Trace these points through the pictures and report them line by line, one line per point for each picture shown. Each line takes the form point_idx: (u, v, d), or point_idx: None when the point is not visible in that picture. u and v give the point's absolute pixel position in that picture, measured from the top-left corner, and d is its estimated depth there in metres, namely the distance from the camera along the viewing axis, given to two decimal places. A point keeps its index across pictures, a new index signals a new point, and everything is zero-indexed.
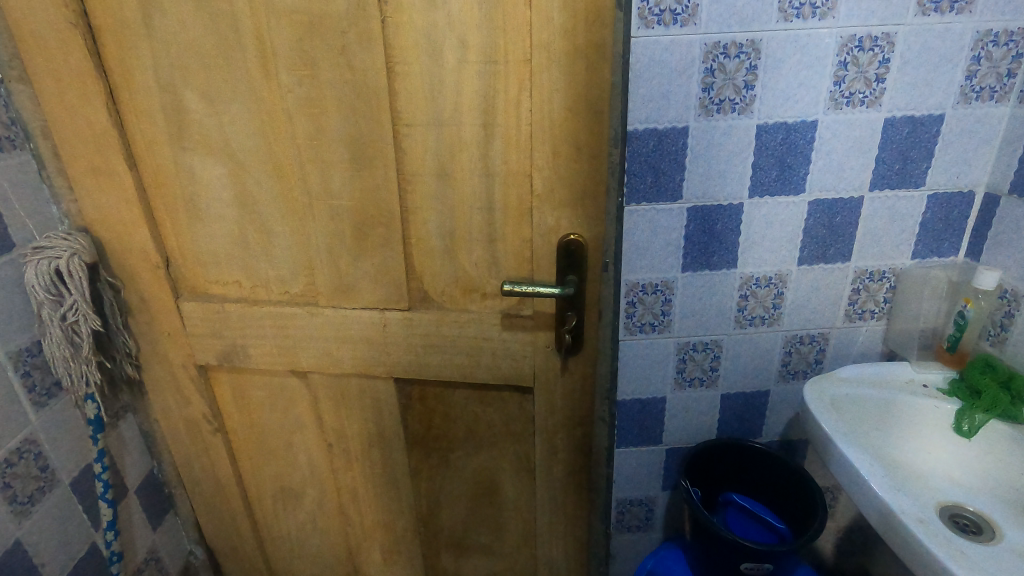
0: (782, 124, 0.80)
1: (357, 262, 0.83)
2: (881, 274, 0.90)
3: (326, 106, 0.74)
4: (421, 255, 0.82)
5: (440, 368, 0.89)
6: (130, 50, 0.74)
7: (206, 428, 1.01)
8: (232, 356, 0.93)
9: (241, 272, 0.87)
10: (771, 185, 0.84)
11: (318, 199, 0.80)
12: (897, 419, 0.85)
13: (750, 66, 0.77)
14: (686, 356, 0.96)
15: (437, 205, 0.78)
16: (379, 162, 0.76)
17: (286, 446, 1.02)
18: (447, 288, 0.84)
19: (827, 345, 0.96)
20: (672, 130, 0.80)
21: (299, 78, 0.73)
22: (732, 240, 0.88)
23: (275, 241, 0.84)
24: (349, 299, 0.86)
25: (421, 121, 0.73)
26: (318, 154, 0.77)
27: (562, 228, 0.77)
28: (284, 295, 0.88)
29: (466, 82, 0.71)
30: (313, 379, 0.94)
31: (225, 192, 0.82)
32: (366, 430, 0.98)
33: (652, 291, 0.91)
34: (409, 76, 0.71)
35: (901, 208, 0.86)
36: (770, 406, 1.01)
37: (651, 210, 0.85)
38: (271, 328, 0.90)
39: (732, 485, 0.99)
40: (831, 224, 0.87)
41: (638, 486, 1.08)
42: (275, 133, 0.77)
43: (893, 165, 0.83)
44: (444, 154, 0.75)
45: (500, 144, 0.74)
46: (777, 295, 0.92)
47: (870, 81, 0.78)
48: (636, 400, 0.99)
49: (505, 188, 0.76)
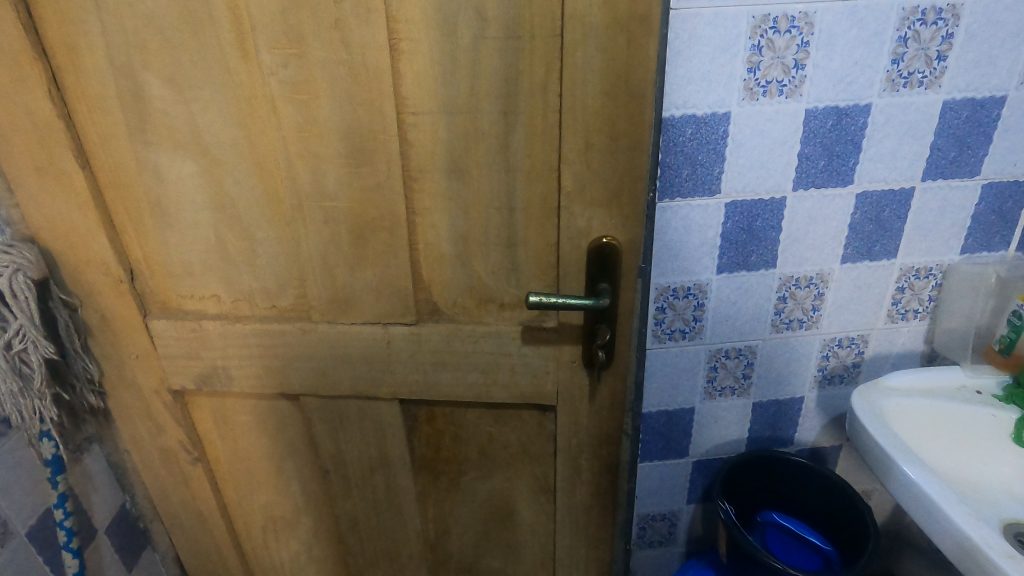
0: (832, 108, 0.72)
1: (356, 272, 0.73)
2: (928, 270, 0.84)
3: (318, 91, 0.62)
4: (430, 262, 0.72)
5: (452, 389, 0.80)
6: (76, 26, 0.62)
7: (184, 458, 0.89)
8: (212, 379, 0.82)
9: (220, 285, 0.76)
10: (817, 176, 0.76)
11: (308, 200, 0.68)
12: (955, 431, 0.79)
13: (801, 42, 0.68)
14: (718, 364, 0.88)
15: (449, 204, 0.68)
16: (381, 156, 0.65)
17: (277, 473, 0.92)
18: (460, 298, 0.74)
19: (867, 348, 0.89)
20: (712, 117, 0.71)
21: (285, 57, 0.61)
22: (771, 238, 0.79)
23: (259, 249, 0.73)
24: (346, 313, 0.75)
25: (431, 108, 0.63)
26: (309, 148, 0.65)
27: (593, 230, 0.67)
28: (271, 310, 0.77)
29: (484, 63, 0.60)
30: (307, 402, 0.84)
31: (199, 194, 0.70)
32: (367, 454, 0.88)
33: (683, 295, 0.82)
34: (417, 56, 0.61)
35: (954, 199, 0.79)
36: (804, 414, 0.94)
37: (685, 206, 0.76)
38: (258, 348, 0.79)
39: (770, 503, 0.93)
40: (878, 218, 0.79)
41: (662, 500, 1.00)
42: (256, 124, 0.66)
43: (949, 152, 0.76)
44: (457, 146, 0.65)
45: (523, 135, 0.64)
46: (818, 296, 0.84)
47: (931, 59, 0.70)
48: (662, 411, 0.92)
49: (529, 185, 0.66)
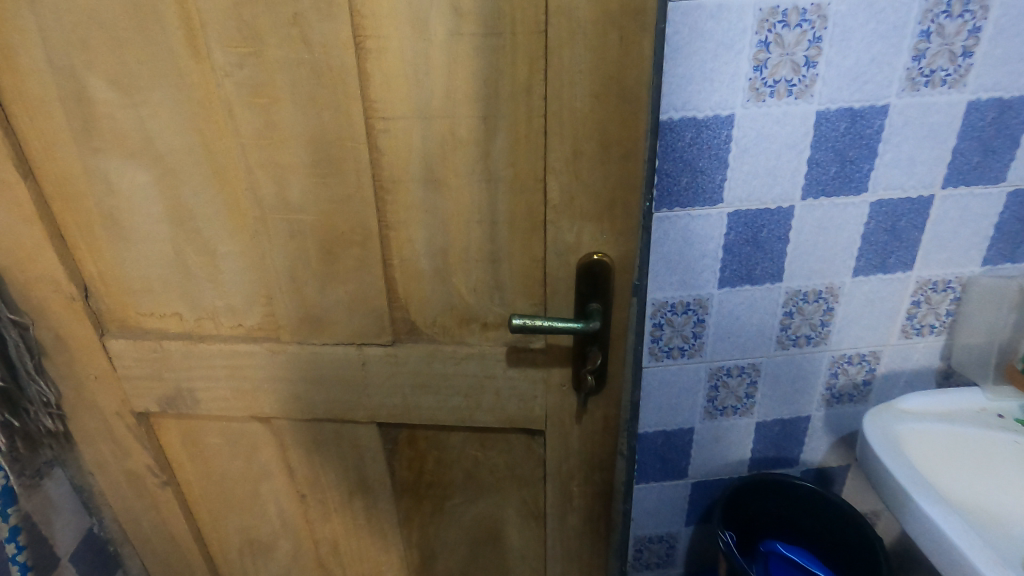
0: (846, 110, 0.66)
1: (327, 290, 0.67)
2: (946, 283, 0.78)
3: (277, 94, 0.56)
4: (406, 279, 0.66)
5: (433, 413, 0.74)
6: (9, 22, 0.56)
7: (152, 482, 0.84)
8: (177, 402, 0.76)
9: (182, 302, 0.70)
10: (828, 184, 0.70)
11: (272, 213, 0.62)
12: (975, 459, 0.73)
13: (813, 37, 0.62)
14: (719, 383, 0.83)
15: (425, 217, 0.62)
16: (350, 166, 0.59)
17: (252, 498, 0.86)
18: (440, 317, 0.68)
19: (879, 364, 0.83)
20: (714, 120, 0.65)
21: (240, 57, 0.55)
22: (777, 250, 0.73)
23: (221, 265, 0.67)
24: (317, 332, 0.70)
25: (403, 112, 0.57)
26: (271, 156, 0.59)
27: (583, 245, 0.62)
28: (238, 328, 0.71)
29: (461, 63, 0.54)
30: (279, 426, 0.78)
31: (154, 205, 0.64)
32: (346, 477, 0.83)
33: (682, 310, 0.77)
34: (386, 54, 0.54)
35: (976, 208, 0.73)
36: (810, 433, 0.89)
37: (685, 216, 0.70)
38: (225, 369, 0.73)
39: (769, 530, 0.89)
40: (894, 228, 0.73)
41: (659, 522, 0.95)
42: (211, 130, 0.60)
43: (972, 157, 0.69)
44: (433, 154, 0.58)
45: (505, 142, 0.57)
46: (827, 311, 0.78)
47: (955, 55, 0.63)
48: (660, 432, 0.86)
49: (513, 196, 0.60)
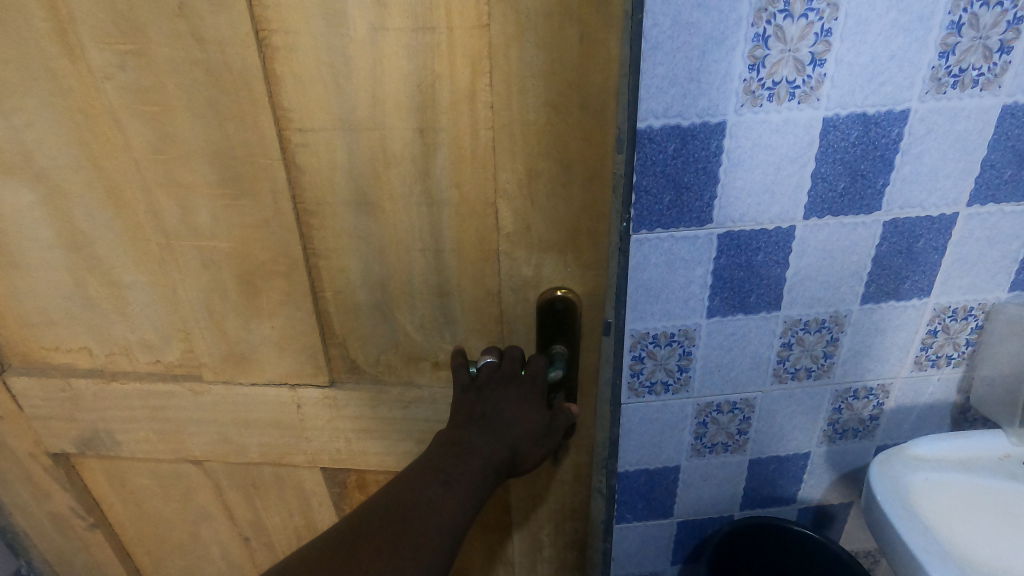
0: (858, 115, 0.55)
1: (251, 325, 0.58)
2: (967, 311, 0.68)
3: (168, 100, 0.46)
4: (342, 313, 0.57)
5: (382, 458, 0.66)
6: None
7: (80, 524, 0.76)
8: (97, 443, 0.68)
9: (89, 336, 0.61)
10: (834, 202, 0.60)
11: (179, 238, 0.53)
12: (995, 513, 0.64)
13: (821, 30, 0.52)
14: (707, 419, 0.74)
15: (358, 245, 0.52)
16: (264, 186, 0.50)
17: (191, 539, 0.78)
18: (384, 356, 0.59)
19: (888, 398, 0.74)
20: (701, 128, 0.55)
21: (120, 55, 0.45)
22: (775, 275, 0.64)
23: (129, 296, 0.58)
24: (245, 371, 0.61)
25: (322, 123, 0.47)
26: (171, 174, 0.50)
27: (544, 279, 0.54)
28: (156, 365, 0.62)
29: (387, 63, 0.44)
30: (213, 468, 0.70)
31: (43, 229, 0.55)
32: (293, 521, 0.75)
33: (665, 342, 0.67)
34: (295, 52, 0.44)
35: (1006, 227, 0.63)
36: (809, 470, 0.80)
37: (667, 237, 0.60)
38: (145, 410, 0.64)
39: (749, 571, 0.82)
40: (910, 250, 0.63)
41: (643, 561, 0.87)
42: (98, 142, 0.50)
43: (1005, 170, 0.59)
44: (362, 172, 0.49)
45: (447, 159, 0.48)
46: (831, 341, 0.69)
47: (990, 51, 0.53)
48: (643, 471, 0.77)
49: (459, 221, 0.51)
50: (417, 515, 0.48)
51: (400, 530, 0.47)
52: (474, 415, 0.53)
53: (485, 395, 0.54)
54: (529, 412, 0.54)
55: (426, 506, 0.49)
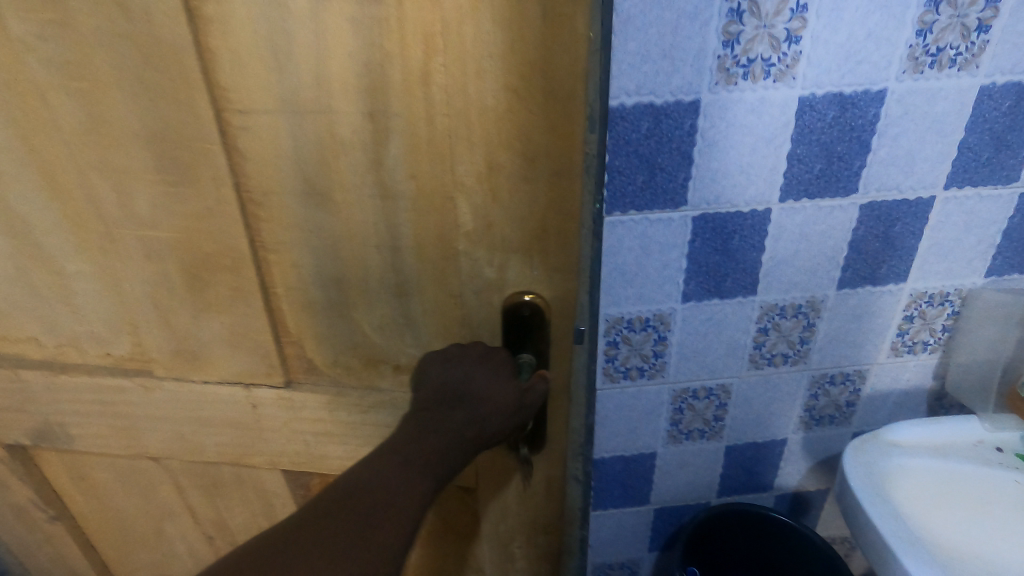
0: (835, 95, 0.54)
1: (201, 320, 0.55)
2: (944, 296, 0.68)
3: (93, 75, 0.42)
4: (295, 312, 0.53)
5: (343, 462, 0.64)
6: None
7: (40, 516, 0.74)
8: (51, 436, 0.66)
9: (36, 325, 0.58)
10: (810, 184, 0.59)
11: (118, 227, 0.50)
12: (966, 498, 0.65)
13: (796, 6, 0.50)
14: (684, 405, 0.73)
15: (309, 240, 0.48)
16: (204, 173, 0.45)
17: (155, 535, 0.77)
18: (342, 358, 0.56)
19: (864, 385, 0.74)
20: (675, 106, 0.53)
21: (37, 23, 0.40)
22: (751, 259, 0.63)
23: (73, 286, 0.54)
24: (197, 369, 0.58)
25: (262, 103, 0.42)
26: (104, 159, 0.46)
27: (508, 283, 0.50)
28: (107, 359, 0.60)
29: (330, 36, 0.39)
30: (171, 465, 0.68)
31: None
32: (256, 520, 0.73)
33: (640, 327, 0.66)
34: (225, 22, 0.39)
35: (983, 212, 0.62)
36: (786, 456, 0.80)
37: (641, 220, 0.59)
38: (97, 406, 0.63)
39: (726, 555, 0.82)
40: (887, 234, 0.63)
41: (620, 548, 0.87)
42: (21, 121, 0.45)
43: (982, 154, 0.58)
44: (308, 161, 0.44)
45: (400, 147, 0.43)
46: (807, 327, 0.68)
47: (968, 30, 0.52)
48: (618, 457, 0.77)
49: (416, 218, 0.47)
50: (385, 503, 0.44)
51: (366, 519, 0.43)
52: (446, 390, 0.50)
53: (454, 370, 0.51)
54: (502, 386, 0.51)
55: (394, 478, 0.45)
